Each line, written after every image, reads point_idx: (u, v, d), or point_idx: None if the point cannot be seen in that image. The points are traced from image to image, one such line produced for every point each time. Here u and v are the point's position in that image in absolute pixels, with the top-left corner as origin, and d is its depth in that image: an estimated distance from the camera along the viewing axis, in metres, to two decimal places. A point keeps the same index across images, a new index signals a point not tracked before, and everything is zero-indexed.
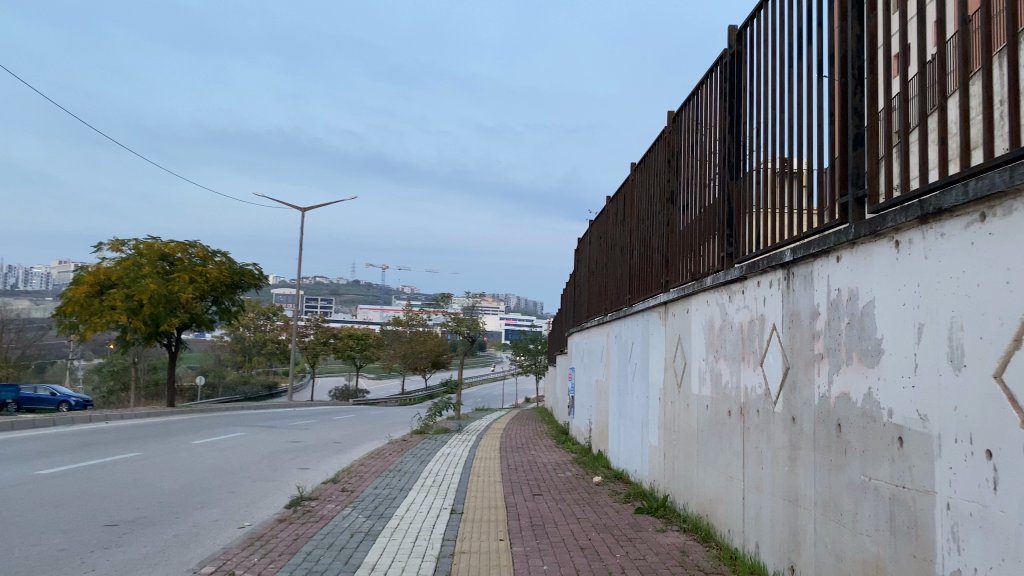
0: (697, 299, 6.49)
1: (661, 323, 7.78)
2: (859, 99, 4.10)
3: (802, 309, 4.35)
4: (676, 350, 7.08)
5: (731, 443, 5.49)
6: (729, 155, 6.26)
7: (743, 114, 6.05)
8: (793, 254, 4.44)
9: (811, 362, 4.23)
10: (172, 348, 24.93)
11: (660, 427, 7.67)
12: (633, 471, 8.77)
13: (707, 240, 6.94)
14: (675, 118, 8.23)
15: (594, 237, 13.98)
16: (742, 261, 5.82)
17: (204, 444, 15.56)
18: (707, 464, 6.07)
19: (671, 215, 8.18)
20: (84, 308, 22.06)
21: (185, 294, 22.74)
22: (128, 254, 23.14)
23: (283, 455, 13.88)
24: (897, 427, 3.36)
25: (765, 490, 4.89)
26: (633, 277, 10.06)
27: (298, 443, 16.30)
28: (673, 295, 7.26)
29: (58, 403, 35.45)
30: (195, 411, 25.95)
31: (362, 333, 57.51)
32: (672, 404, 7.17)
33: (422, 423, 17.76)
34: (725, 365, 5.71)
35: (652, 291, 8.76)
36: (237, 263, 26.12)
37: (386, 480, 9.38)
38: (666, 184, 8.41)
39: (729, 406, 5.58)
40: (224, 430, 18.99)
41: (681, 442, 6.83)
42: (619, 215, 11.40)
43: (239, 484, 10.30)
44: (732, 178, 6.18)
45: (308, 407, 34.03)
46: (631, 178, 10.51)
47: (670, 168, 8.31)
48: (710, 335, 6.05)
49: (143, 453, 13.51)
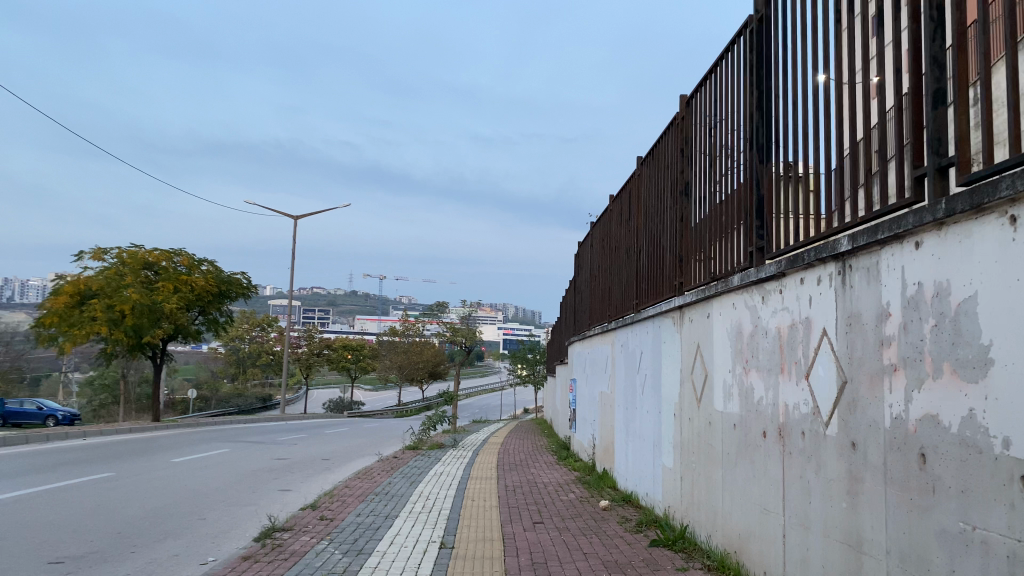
0: (721, 302, 5.66)
1: (675, 330, 6.97)
2: (939, 46, 3.25)
3: (866, 310, 3.53)
4: (695, 361, 6.27)
5: (768, 470, 4.66)
6: (756, 136, 5.42)
7: (773, 87, 5.23)
8: (852, 242, 3.61)
9: (877, 376, 3.42)
10: (157, 361, 24.01)
11: (676, 447, 6.85)
12: (645, 495, 7.92)
13: (726, 235, 6.13)
14: (688, 102, 7.41)
15: (596, 239, 13.17)
16: (774, 256, 4.99)
17: (183, 462, 14.67)
18: (734, 493, 5.26)
19: (684, 210, 7.37)
20: (63, 320, 21.17)
21: (169, 304, 21.88)
22: (110, 263, 22.26)
23: (265, 475, 12.97)
24: (1017, 463, 2.53)
25: (812, 529, 4.06)
26: (641, 279, 9.23)
27: (284, 461, 15.38)
28: (690, 299, 6.42)
29: (46, 417, 34.49)
30: (183, 425, 25.03)
31: (357, 344, 56.53)
32: (691, 421, 6.34)
33: (415, 439, 16.86)
34: (757, 378, 4.90)
35: (663, 295, 7.95)
36: (224, 271, 25.27)
37: (370, 505, 8.51)
38: (678, 176, 7.59)
39: (763, 426, 4.76)
40: (208, 446, 18.11)
41: (702, 467, 6.00)
42: (624, 215, 10.59)
43: (211, 509, 9.44)
44: (760, 161, 5.36)
45: (301, 420, 33.14)
46: (637, 173, 9.69)
47: (683, 158, 7.48)
48: (738, 343, 5.24)
49: (116, 474, 12.64)
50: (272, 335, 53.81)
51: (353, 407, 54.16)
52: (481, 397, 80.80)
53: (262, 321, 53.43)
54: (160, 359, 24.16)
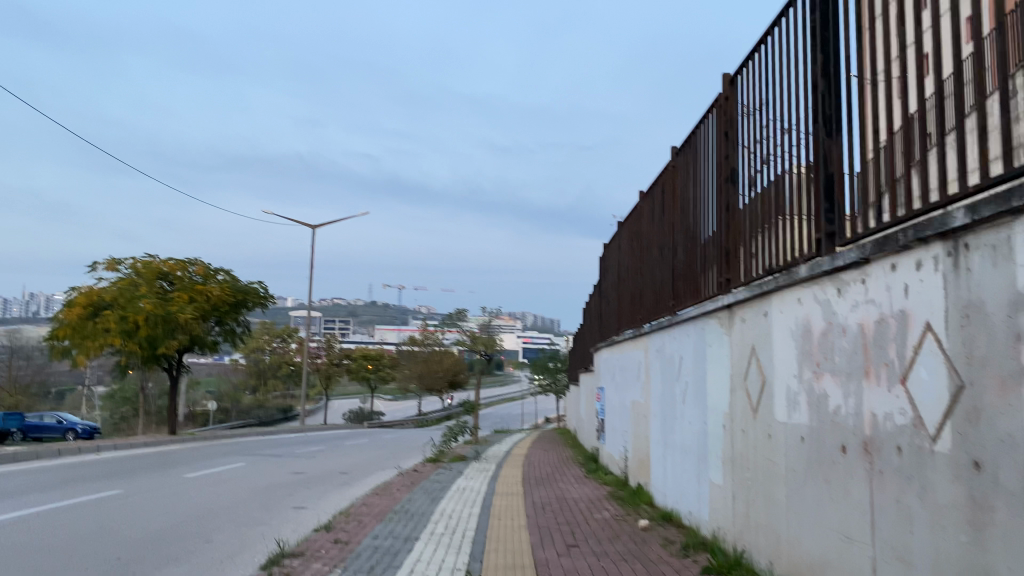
0: (781, 297, 4.99)
1: (723, 332, 6.31)
2: None
3: (992, 298, 2.85)
4: (750, 365, 5.59)
5: (850, 492, 3.98)
6: (821, 106, 4.75)
7: (842, 47, 4.56)
8: (972, 214, 2.92)
9: (1012, 380, 2.74)
10: (173, 372, 23.59)
11: (726, 460, 6.18)
12: (688, 514, 7.25)
13: (781, 223, 5.46)
14: (732, 81, 6.76)
15: (624, 240, 12.50)
16: (849, 242, 4.33)
17: (197, 478, 14.15)
18: (803, 516, 4.59)
19: (730, 199, 6.70)
20: (77, 331, 20.80)
21: (184, 315, 21.42)
22: (125, 274, 21.83)
23: (280, 491, 12.40)
24: None
25: (915, 565, 3.37)
26: (678, 276, 8.59)
27: (300, 475, 14.79)
28: (742, 296, 5.75)
29: (66, 431, 34.32)
30: (200, 439, 24.59)
31: (377, 354, 56.06)
32: (745, 434, 5.68)
33: (435, 451, 16.22)
34: (831, 384, 4.22)
35: (707, 294, 7.27)
36: (241, 281, 24.79)
37: (388, 526, 7.88)
38: (721, 163, 6.93)
39: (842, 441, 4.08)
40: (225, 460, 17.59)
41: (760, 484, 5.33)
42: (656, 211, 9.92)
43: (219, 531, 8.86)
44: (828, 134, 4.69)
45: (322, 432, 32.62)
46: (671, 165, 9.05)
47: (727, 142, 6.83)
48: (806, 344, 4.57)
49: (126, 491, 12.12)
50: (293, 346, 53.56)
51: (373, 418, 53.60)
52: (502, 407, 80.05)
53: (282, 332, 53.28)
54: (176, 371, 23.72)
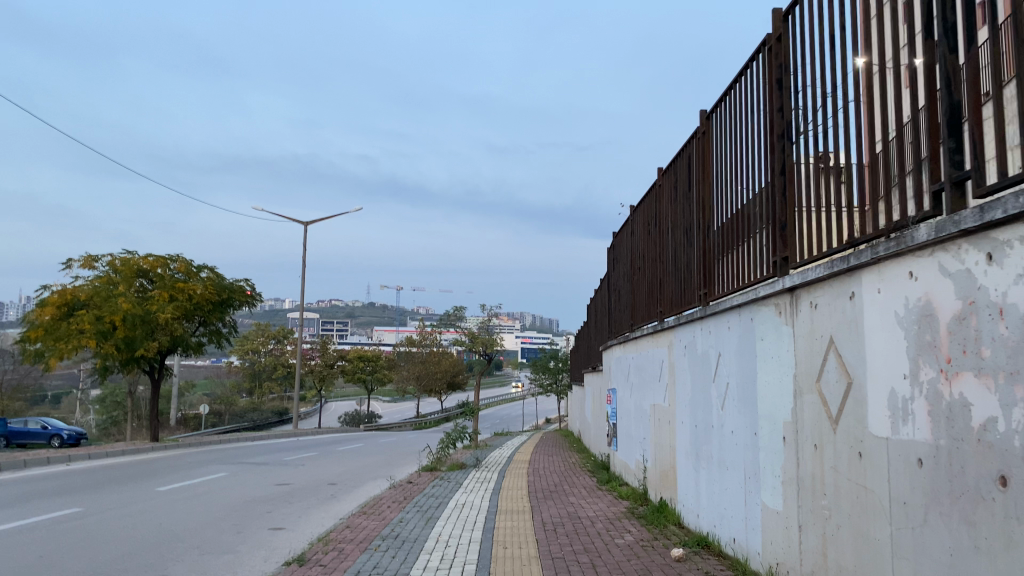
0: (881, 272, 3.78)
1: (782, 322, 5.12)
2: None
3: None
4: (827, 360, 4.41)
5: (1015, 544, 2.77)
6: (939, 11, 3.47)
7: None
8: None
9: None
10: (154, 376, 22.34)
11: (787, 481, 5.00)
12: (732, 541, 6.09)
13: (869, 181, 4.26)
14: (784, 17, 5.50)
15: (639, 225, 11.27)
16: (991, 190, 3.10)
17: (171, 490, 12.94)
18: (921, 567, 3.40)
19: (783, 163, 5.51)
20: (49, 333, 19.56)
21: (164, 314, 20.14)
22: (103, 271, 20.60)
23: (259, 507, 11.15)
24: None
25: None
26: (711, 256, 7.41)
27: (284, 487, 13.55)
28: (814, 273, 4.55)
29: (50, 437, 33.03)
30: (184, 445, 23.34)
31: (373, 355, 54.66)
32: (820, 451, 4.50)
33: (432, 459, 15.01)
34: (976, 388, 3.01)
35: (755, 279, 6.10)
36: (227, 278, 23.51)
37: (372, 556, 6.69)
38: (773, 120, 5.70)
39: (998, 469, 2.87)
40: (207, 468, 16.39)
41: (846, 516, 4.15)
42: (680, 187, 8.69)
43: (179, 559, 7.69)
44: (952, 48, 3.41)
45: (317, 436, 31.41)
46: (701, 132, 7.83)
47: (780, 91, 5.58)
48: (927, 333, 3.37)
49: (87, 508, 10.92)
50: (288, 348, 52.22)
51: (371, 419, 52.35)
52: (501, 408, 78.75)
53: (277, 333, 52.02)
54: (159, 374, 22.48)
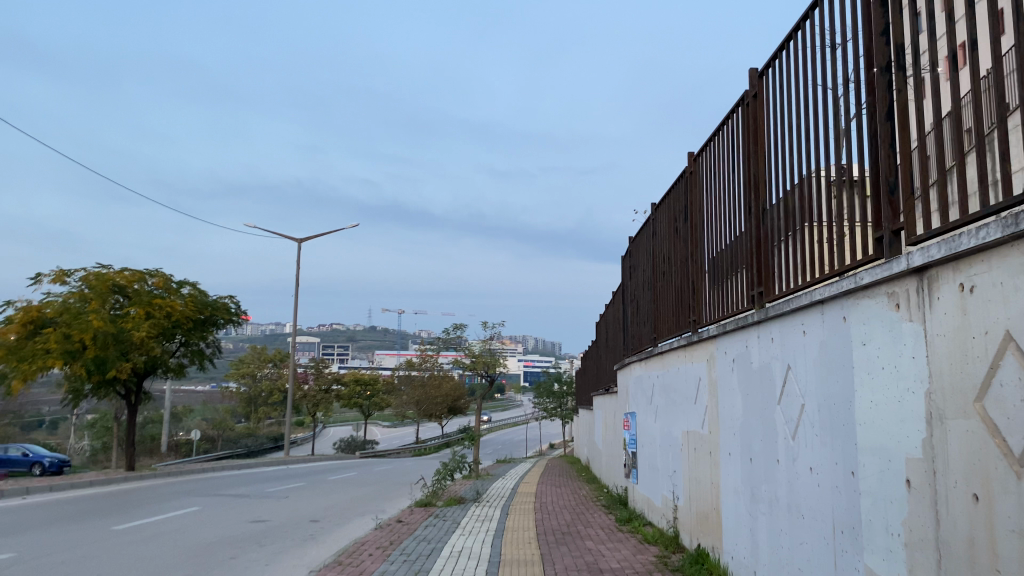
0: None
1: (901, 319, 3.65)
2: None
3: None
4: (998, 365, 2.93)
5: None
6: None
7: None
8: None
9: None
10: (128, 399, 20.76)
11: (917, 544, 3.49)
12: None
13: None
14: None
15: (662, 224, 9.85)
16: None
17: (129, 528, 11.41)
18: None
19: (889, 102, 4.05)
20: (13, 353, 18.11)
21: (138, 332, 18.67)
22: (75, 286, 19.12)
23: (221, 552, 9.53)
24: None
25: None
26: (767, 247, 5.94)
27: (261, 524, 11.99)
28: (968, 240, 3.07)
29: (30, 464, 31.22)
30: (163, 475, 21.68)
31: (371, 378, 53.08)
32: (988, 503, 2.99)
33: (428, 492, 13.46)
34: None
35: (837, 266, 4.64)
36: (210, 295, 22.10)
37: None
38: (873, 47, 4.23)
39: None
40: (178, 502, 14.80)
41: None
42: (722, 168, 7.24)
43: None
44: None
45: (308, 464, 29.64)
46: (751, 96, 6.39)
47: (884, 6, 4.12)
48: None
49: (21, 553, 9.37)
50: (284, 372, 50.50)
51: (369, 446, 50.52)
52: (503, 434, 76.74)
53: (272, 357, 50.26)
54: (135, 398, 20.93)
